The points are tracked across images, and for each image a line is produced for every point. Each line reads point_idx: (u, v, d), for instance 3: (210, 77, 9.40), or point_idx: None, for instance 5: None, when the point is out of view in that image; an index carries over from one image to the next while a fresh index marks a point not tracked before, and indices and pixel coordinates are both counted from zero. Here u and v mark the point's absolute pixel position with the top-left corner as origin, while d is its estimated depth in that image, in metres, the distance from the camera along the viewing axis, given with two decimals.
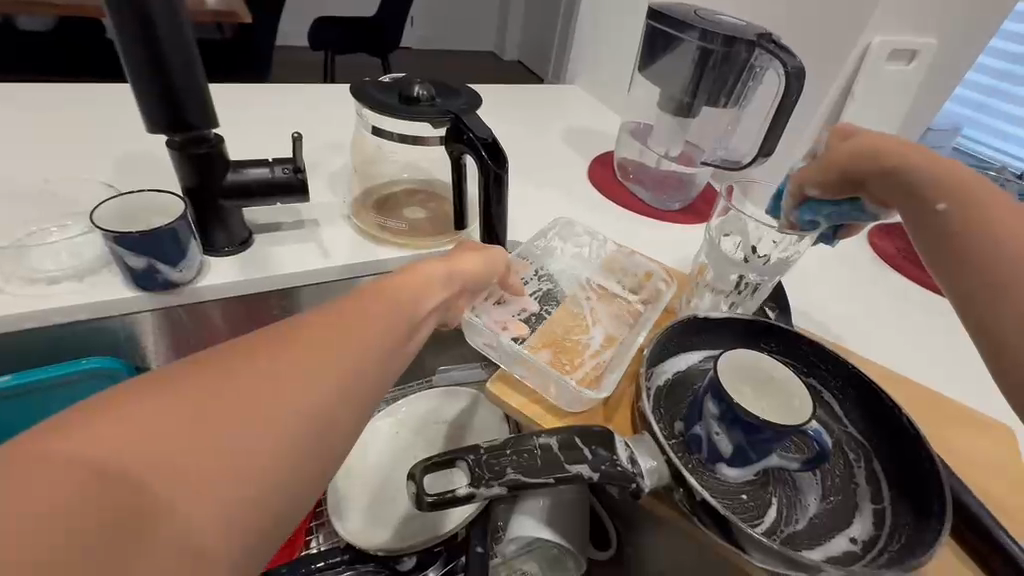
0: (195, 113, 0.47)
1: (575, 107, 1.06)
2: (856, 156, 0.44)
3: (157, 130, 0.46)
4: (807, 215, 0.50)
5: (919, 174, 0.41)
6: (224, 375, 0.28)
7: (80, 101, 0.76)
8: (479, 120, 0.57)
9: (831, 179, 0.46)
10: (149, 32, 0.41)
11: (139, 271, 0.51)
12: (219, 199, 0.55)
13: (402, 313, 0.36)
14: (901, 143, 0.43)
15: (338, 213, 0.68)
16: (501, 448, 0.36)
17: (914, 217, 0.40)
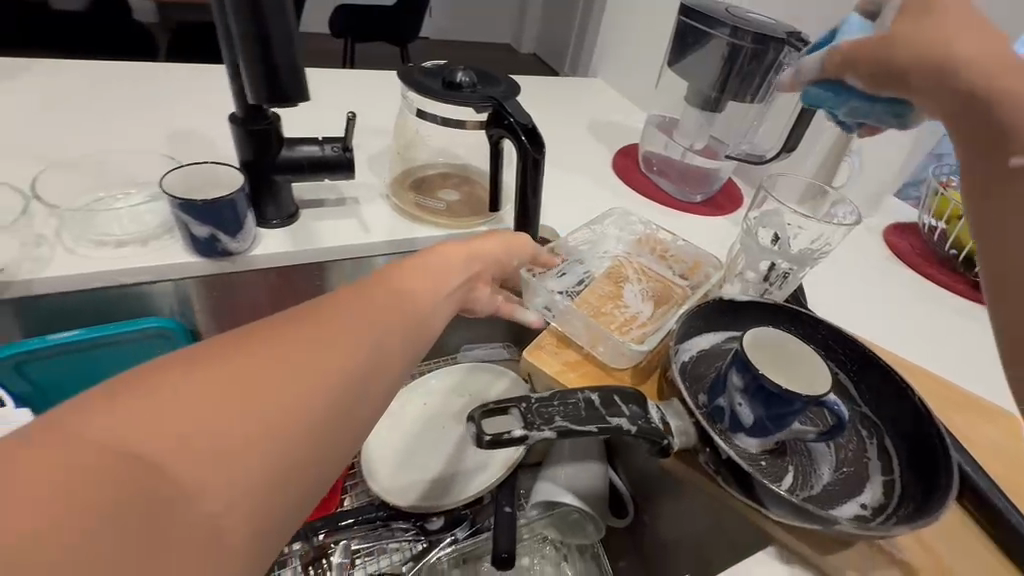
0: (290, 86, 0.48)
1: (599, 101, 1.09)
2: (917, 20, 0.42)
3: (265, 104, 0.48)
4: (835, 100, 0.49)
5: (968, 82, 0.39)
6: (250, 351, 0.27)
7: (133, 79, 0.80)
8: (519, 105, 0.60)
9: (872, 50, 0.44)
10: (256, 9, 0.44)
11: (202, 240, 0.54)
12: (274, 173, 0.58)
13: (421, 296, 0.36)
14: (962, 24, 0.41)
15: (377, 193, 0.71)
16: (548, 400, 0.39)
17: (958, 134, 0.41)
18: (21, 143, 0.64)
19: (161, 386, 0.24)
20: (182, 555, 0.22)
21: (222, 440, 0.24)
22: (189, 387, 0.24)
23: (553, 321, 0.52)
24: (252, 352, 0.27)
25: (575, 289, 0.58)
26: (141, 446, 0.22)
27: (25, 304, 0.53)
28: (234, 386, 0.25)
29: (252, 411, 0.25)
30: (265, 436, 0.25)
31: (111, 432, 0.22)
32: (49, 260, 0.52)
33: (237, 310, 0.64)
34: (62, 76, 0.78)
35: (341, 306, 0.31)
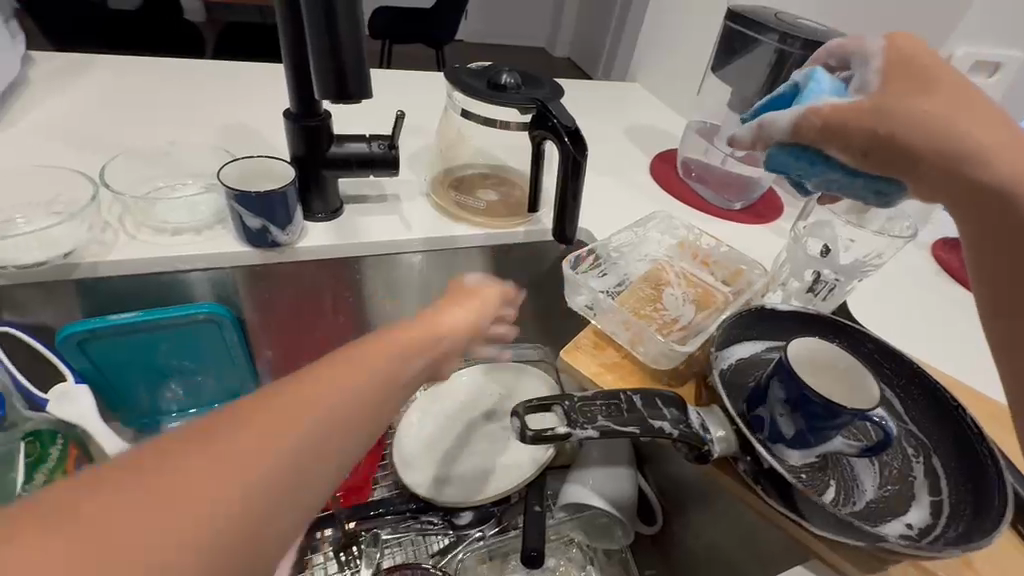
0: (354, 83, 0.49)
1: (638, 106, 1.08)
2: (910, 82, 0.37)
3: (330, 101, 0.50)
4: (811, 168, 0.41)
5: (957, 144, 0.36)
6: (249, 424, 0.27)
7: (189, 77, 0.83)
8: (563, 108, 0.60)
9: (863, 115, 0.37)
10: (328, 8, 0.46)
11: (254, 231, 0.57)
12: (322, 168, 0.60)
13: (391, 365, 0.35)
14: (957, 97, 0.37)
15: (417, 191, 0.73)
16: (591, 400, 0.40)
17: (940, 195, 0.38)
18: (88, 135, 0.68)
19: (159, 477, 0.24)
20: None
21: (195, 538, 0.23)
22: (187, 464, 0.25)
23: (594, 318, 0.53)
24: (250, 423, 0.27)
25: (617, 290, 0.59)
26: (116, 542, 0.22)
27: (86, 286, 0.56)
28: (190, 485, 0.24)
29: (213, 506, 0.24)
30: (235, 525, 0.25)
31: (82, 539, 0.21)
32: (112, 245, 0.55)
33: (279, 298, 0.65)
34: (126, 73, 0.82)
35: (336, 373, 0.32)
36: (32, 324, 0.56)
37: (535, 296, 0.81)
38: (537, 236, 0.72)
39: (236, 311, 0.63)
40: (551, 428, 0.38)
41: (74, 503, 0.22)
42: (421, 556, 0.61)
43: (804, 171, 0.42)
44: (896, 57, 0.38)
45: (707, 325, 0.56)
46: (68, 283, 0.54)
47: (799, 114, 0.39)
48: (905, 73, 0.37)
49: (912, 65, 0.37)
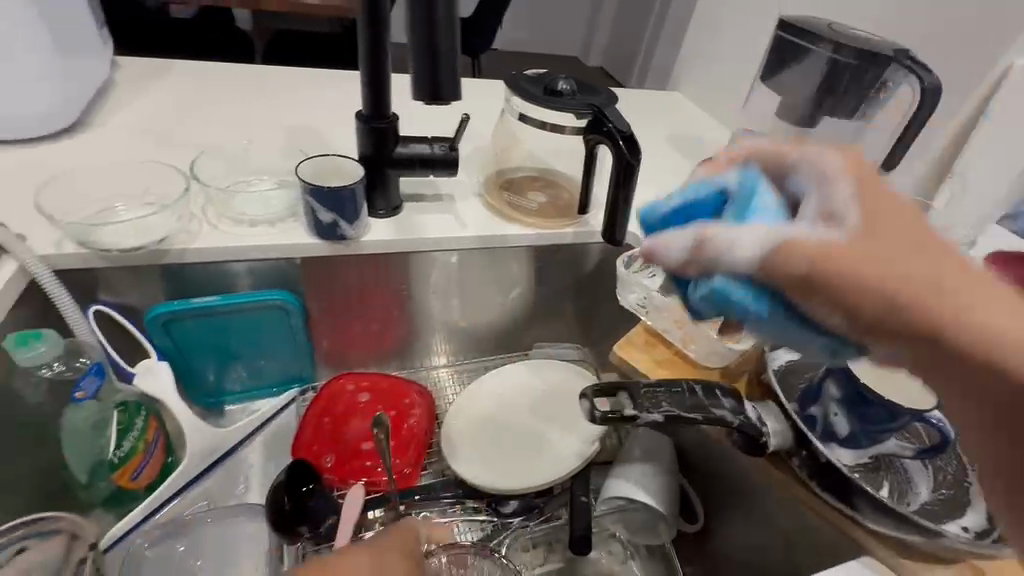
0: (447, 84, 0.48)
1: (681, 114, 1.09)
2: (899, 242, 0.31)
3: (421, 101, 0.49)
4: (746, 302, 0.34)
5: (911, 298, 0.30)
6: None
7: (256, 81, 0.89)
8: (617, 113, 0.63)
9: (804, 273, 0.31)
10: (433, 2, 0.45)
11: (325, 225, 0.61)
12: (387, 168, 0.64)
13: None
14: (918, 254, 0.31)
15: (470, 191, 0.76)
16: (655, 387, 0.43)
17: (908, 356, 0.31)
18: (169, 134, 0.73)
19: None
20: None
21: None
22: None
23: (646, 316, 0.54)
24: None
25: None
26: None
27: (170, 271, 0.60)
28: None
29: None
30: None
31: None
32: (197, 234, 0.60)
33: (338, 289, 0.69)
34: (200, 77, 0.88)
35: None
36: (121, 305, 0.61)
37: (576, 297, 0.82)
38: (584, 237, 0.74)
39: (301, 296, 0.67)
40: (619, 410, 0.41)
41: None
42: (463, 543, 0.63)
43: (725, 303, 0.35)
44: (875, 212, 0.32)
45: None
46: (156, 267, 0.59)
47: (769, 249, 0.32)
48: (872, 202, 0.32)
49: (900, 221, 0.32)
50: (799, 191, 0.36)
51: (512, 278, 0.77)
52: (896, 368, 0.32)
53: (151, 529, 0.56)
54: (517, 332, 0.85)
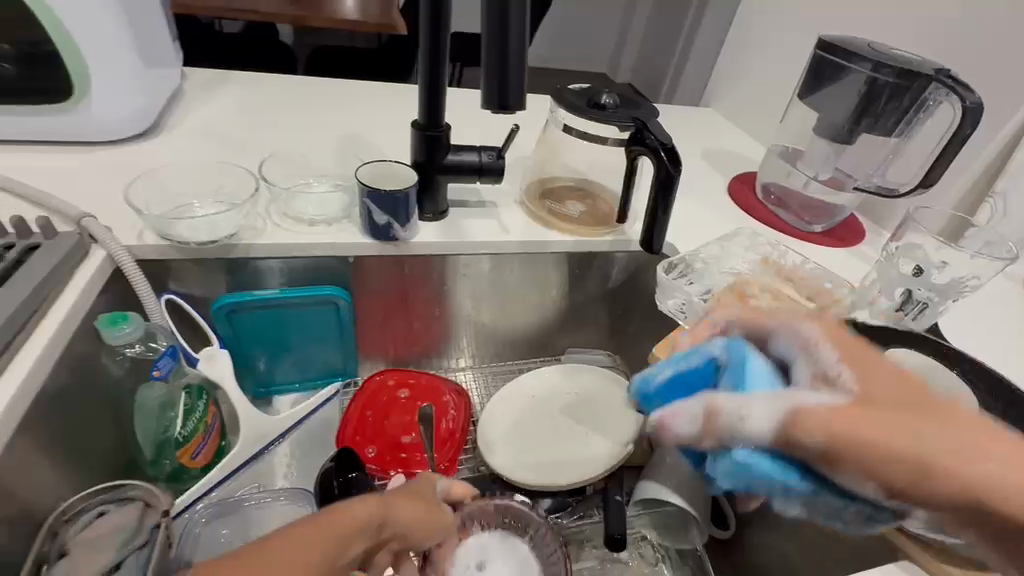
0: (513, 91, 0.49)
1: (715, 130, 1.11)
2: (902, 412, 0.33)
3: (489, 110, 0.49)
4: (772, 475, 0.35)
5: (958, 474, 0.31)
6: (322, 530, 0.41)
7: (311, 92, 0.95)
8: (659, 126, 0.65)
9: (834, 440, 0.32)
10: (505, 9, 0.46)
11: (380, 225, 0.65)
12: (438, 174, 0.67)
13: (335, 542, 0.41)
14: (931, 417, 0.32)
15: (512, 199, 0.79)
16: None
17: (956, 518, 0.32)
18: (234, 138, 0.78)
19: None
20: None
21: None
22: None
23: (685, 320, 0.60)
24: (315, 537, 0.40)
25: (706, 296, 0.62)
26: None
27: (236, 264, 0.64)
28: None
29: None
30: None
31: None
32: (263, 231, 0.64)
33: (385, 288, 0.73)
34: (259, 88, 0.93)
35: (371, 509, 0.45)
36: (187, 294, 0.65)
37: (610, 304, 0.84)
38: (621, 245, 0.77)
39: (349, 292, 0.71)
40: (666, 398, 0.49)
41: None
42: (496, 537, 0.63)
43: (755, 475, 0.36)
44: (865, 373, 0.35)
45: None
46: (222, 260, 0.63)
47: (782, 411, 0.34)
48: (865, 370, 0.35)
49: (899, 391, 0.34)
50: (783, 353, 0.41)
51: (549, 283, 0.80)
52: (933, 523, 0.34)
53: (208, 506, 0.58)
54: (550, 336, 0.87)
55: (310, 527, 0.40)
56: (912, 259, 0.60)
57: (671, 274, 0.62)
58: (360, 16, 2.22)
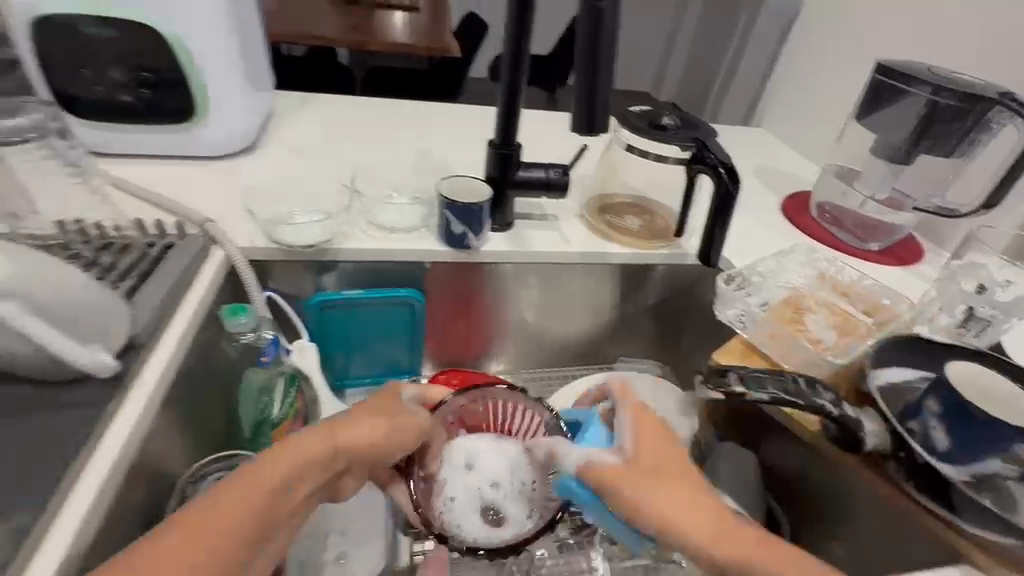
0: (600, 115, 0.50)
1: (766, 149, 1.13)
2: (655, 476, 0.46)
3: (576, 132, 0.51)
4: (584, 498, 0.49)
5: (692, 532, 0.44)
6: (262, 477, 0.39)
7: (384, 111, 1.03)
8: (718, 146, 0.69)
9: (615, 491, 0.46)
10: (597, 40, 0.47)
11: (456, 234, 0.71)
12: (509, 188, 0.73)
13: (278, 480, 0.39)
14: (683, 489, 0.46)
15: (571, 213, 0.84)
16: (761, 375, 0.46)
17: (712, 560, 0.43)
18: (319, 153, 0.87)
19: None
20: None
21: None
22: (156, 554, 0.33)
23: (743, 329, 0.63)
24: (254, 484, 0.38)
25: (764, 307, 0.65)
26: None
27: (326, 266, 0.72)
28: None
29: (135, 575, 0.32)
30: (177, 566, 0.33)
31: None
32: (351, 237, 0.72)
33: (454, 292, 0.79)
34: (338, 107, 1.02)
35: (316, 446, 0.42)
36: (284, 292, 0.73)
37: (661, 315, 0.88)
38: (677, 258, 0.80)
39: (422, 293, 0.77)
40: (727, 382, 0.46)
41: None
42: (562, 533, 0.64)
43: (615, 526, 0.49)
44: (643, 447, 0.48)
45: (850, 347, 0.60)
46: (315, 261, 0.71)
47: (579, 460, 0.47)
48: (649, 446, 0.48)
49: (660, 463, 0.47)
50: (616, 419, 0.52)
51: (604, 293, 0.84)
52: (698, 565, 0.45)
53: None
54: (602, 344, 0.90)
55: (239, 479, 0.38)
56: (974, 277, 0.61)
57: (729, 284, 0.65)
58: (413, 40, 2.34)
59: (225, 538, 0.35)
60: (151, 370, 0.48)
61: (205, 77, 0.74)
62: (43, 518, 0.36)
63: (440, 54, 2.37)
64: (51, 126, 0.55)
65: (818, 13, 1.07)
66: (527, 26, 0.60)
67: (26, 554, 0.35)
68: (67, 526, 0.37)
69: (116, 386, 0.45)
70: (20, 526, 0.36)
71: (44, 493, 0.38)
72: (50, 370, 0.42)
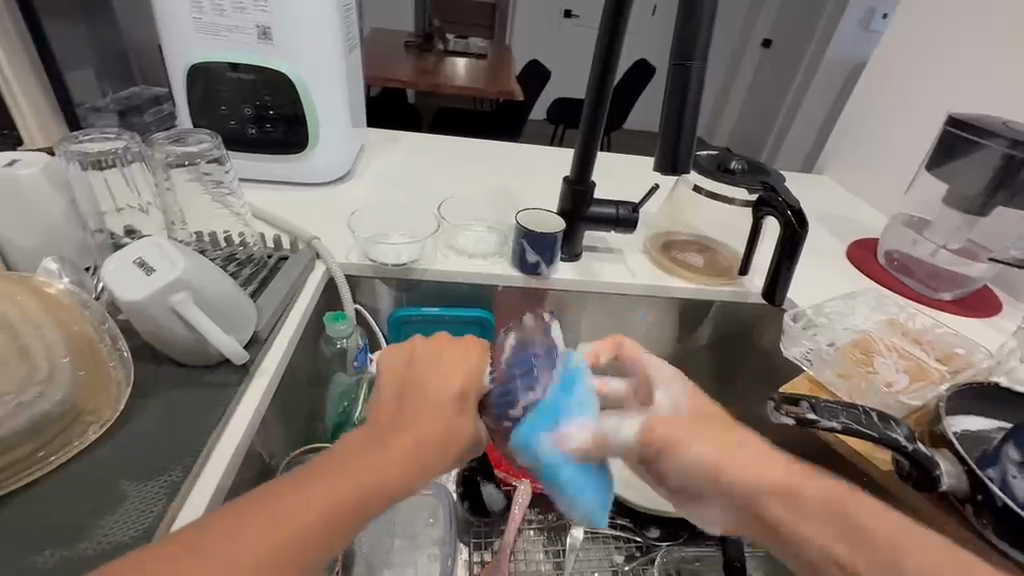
0: (683, 159, 0.55)
1: (832, 197, 1.14)
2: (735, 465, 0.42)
3: (660, 171, 0.56)
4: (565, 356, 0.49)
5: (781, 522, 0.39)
6: (309, 506, 0.31)
7: (462, 148, 1.12)
8: (786, 190, 0.72)
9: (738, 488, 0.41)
10: (686, 89, 0.52)
11: (529, 261, 0.76)
12: (581, 222, 0.79)
13: (440, 403, 0.39)
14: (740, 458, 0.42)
15: (636, 248, 0.88)
16: (834, 407, 0.48)
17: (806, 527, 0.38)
18: (407, 184, 0.96)
19: (203, 544, 0.29)
20: (300, 541, 0.30)
21: (258, 529, 0.30)
22: (273, 506, 0.31)
23: (810, 367, 0.64)
24: (276, 525, 0.30)
25: (834, 346, 0.65)
26: (213, 531, 0.30)
27: (409, 284, 0.79)
28: (243, 528, 0.30)
29: (276, 511, 0.31)
30: (318, 501, 0.32)
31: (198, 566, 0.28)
32: (434, 260, 0.78)
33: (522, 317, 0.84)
34: (421, 144, 1.12)
35: (380, 462, 0.34)
36: (371, 305, 0.80)
37: (720, 352, 0.89)
38: (740, 297, 0.82)
39: (493, 314, 0.81)
40: (802, 412, 0.48)
41: (196, 543, 0.29)
42: (617, 558, 0.67)
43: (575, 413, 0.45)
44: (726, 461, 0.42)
45: (924, 392, 0.60)
46: (401, 280, 0.77)
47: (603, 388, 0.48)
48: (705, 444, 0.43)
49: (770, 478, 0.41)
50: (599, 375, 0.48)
51: (665, 326, 0.86)
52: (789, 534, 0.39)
53: None
54: None
55: (276, 497, 0.32)
56: None
57: (793, 321, 0.67)
58: (482, 85, 2.51)
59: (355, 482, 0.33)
60: (271, 360, 0.55)
61: (319, 116, 0.85)
62: (191, 475, 0.42)
63: (505, 97, 2.53)
64: (213, 155, 0.65)
65: (886, 68, 1.10)
66: (608, 81, 0.67)
67: (178, 505, 0.40)
68: (207, 483, 0.43)
69: (244, 372, 0.52)
70: (173, 481, 0.41)
71: (193, 453, 0.44)
72: (200, 353, 0.49)
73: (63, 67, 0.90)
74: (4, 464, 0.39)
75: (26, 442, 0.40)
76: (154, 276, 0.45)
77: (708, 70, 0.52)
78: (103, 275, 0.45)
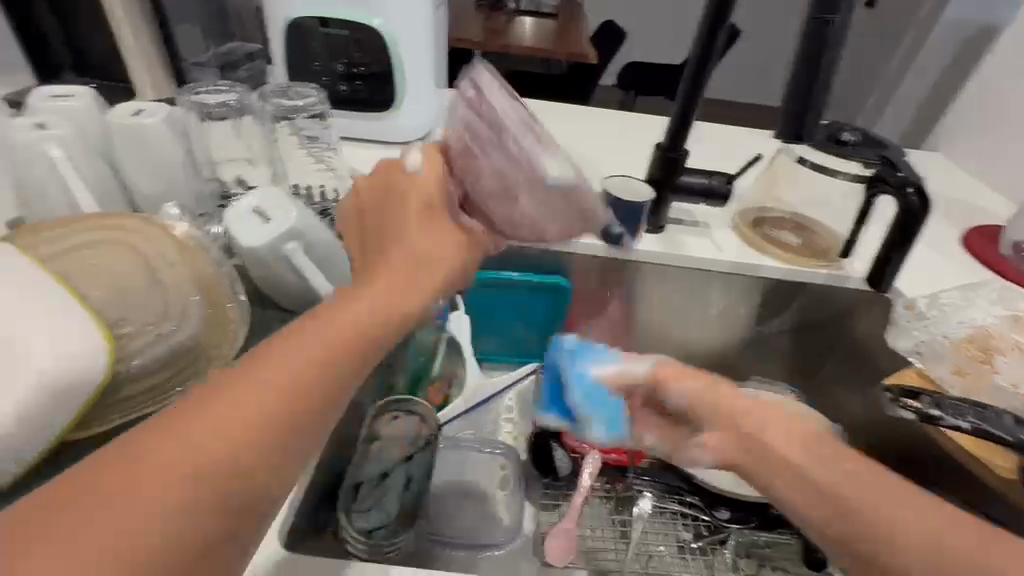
0: (809, 128, 0.51)
1: (946, 176, 1.03)
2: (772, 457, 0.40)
3: (781, 141, 0.52)
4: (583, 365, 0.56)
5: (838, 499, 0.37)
6: (278, 359, 0.32)
7: (540, 109, 1.10)
8: (906, 165, 0.66)
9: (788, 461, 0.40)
10: (819, 48, 0.47)
11: (612, 230, 0.74)
12: (669, 192, 0.75)
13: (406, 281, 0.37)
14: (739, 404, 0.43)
15: (723, 222, 0.83)
16: (961, 406, 0.44)
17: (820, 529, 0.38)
18: None
19: (171, 425, 0.29)
20: (261, 413, 0.31)
21: (228, 410, 0.30)
22: (236, 386, 0.31)
23: (920, 360, 0.61)
24: (237, 406, 0.30)
25: (951, 338, 0.60)
26: (183, 411, 0.30)
27: None
28: (213, 409, 0.30)
29: (247, 392, 0.31)
30: (282, 381, 0.32)
31: (169, 453, 0.28)
32: None
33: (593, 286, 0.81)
34: None
35: (332, 329, 0.34)
36: None
37: (804, 339, 0.82)
38: (837, 280, 0.75)
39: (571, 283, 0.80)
40: (923, 407, 0.44)
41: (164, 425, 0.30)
42: (684, 535, 0.67)
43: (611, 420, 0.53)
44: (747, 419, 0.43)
45: None
46: None
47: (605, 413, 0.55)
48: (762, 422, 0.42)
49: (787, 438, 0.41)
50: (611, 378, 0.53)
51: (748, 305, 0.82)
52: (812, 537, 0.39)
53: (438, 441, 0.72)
54: (736, 359, 0.86)
55: (234, 377, 0.32)
56: None
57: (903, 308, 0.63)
58: (552, 46, 2.43)
59: (319, 357, 0.33)
60: None
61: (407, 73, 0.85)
62: None
63: (576, 60, 2.44)
64: (316, 110, 0.67)
65: None
66: (716, 43, 0.63)
67: None
68: None
69: None
70: None
71: None
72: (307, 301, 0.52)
73: (172, 22, 0.95)
74: (143, 391, 0.43)
75: (163, 372, 0.44)
76: (273, 226, 0.47)
77: (849, 29, 0.48)
78: (226, 224, 0.48)
